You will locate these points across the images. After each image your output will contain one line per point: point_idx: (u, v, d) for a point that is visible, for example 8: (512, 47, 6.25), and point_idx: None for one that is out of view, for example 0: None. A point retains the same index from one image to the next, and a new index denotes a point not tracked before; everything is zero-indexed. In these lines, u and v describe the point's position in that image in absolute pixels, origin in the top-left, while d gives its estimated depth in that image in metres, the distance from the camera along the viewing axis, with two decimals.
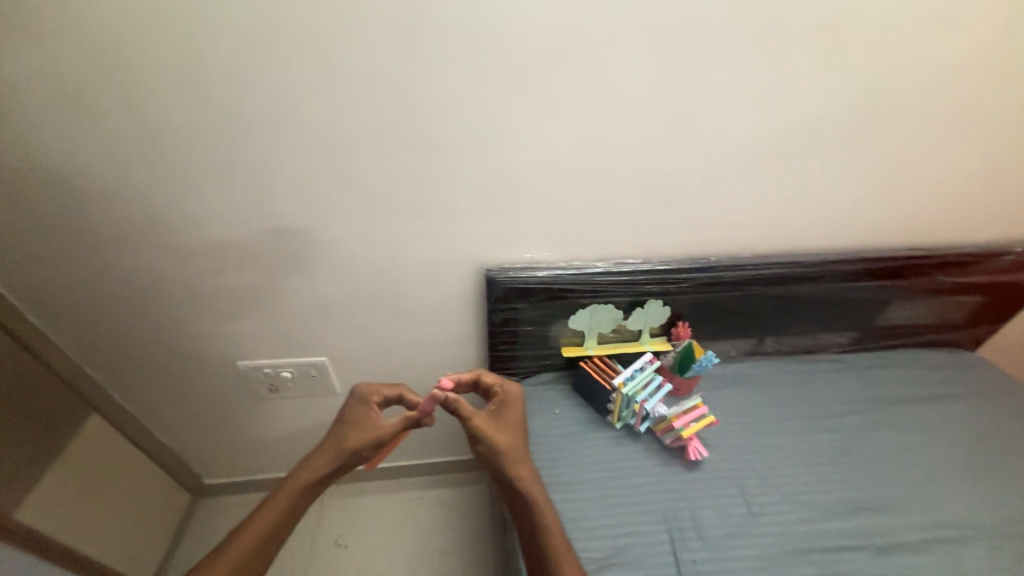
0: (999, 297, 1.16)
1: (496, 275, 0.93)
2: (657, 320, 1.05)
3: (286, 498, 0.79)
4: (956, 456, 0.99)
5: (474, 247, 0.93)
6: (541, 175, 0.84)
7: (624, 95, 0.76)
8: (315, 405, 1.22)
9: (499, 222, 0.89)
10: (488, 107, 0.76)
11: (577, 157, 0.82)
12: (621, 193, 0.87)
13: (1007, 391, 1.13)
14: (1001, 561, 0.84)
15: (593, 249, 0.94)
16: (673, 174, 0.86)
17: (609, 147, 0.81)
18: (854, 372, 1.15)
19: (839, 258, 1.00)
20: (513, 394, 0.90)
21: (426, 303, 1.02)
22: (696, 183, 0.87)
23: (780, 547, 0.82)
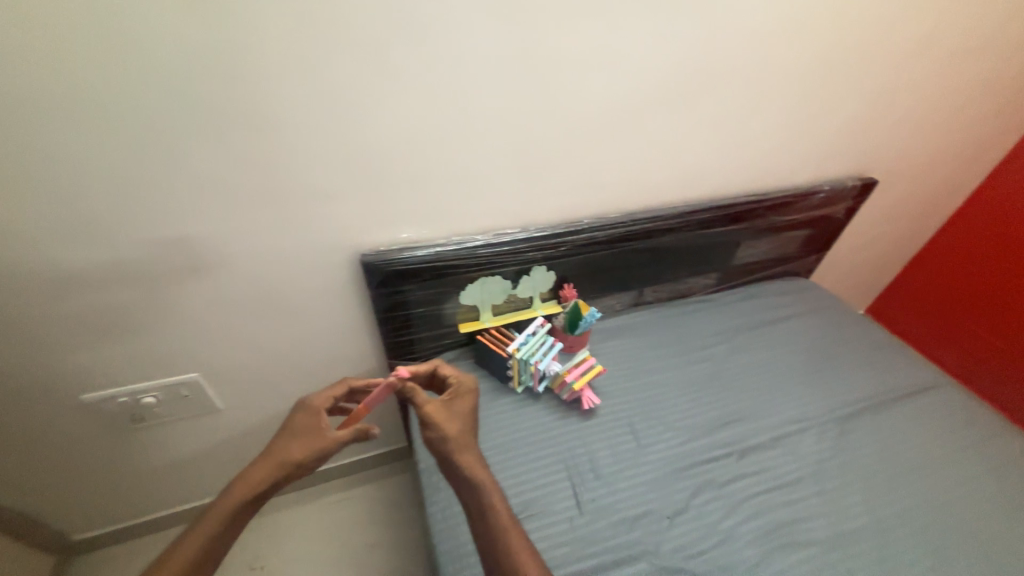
0: (819, 229, 1.39)
1: (373, 259, 0.90)
2: (545, 285, 1.09)
3: (220, 519, 0.68)
4: (796, 365, 1.18)
5: (345, 232, 0.88)
6: (403, 150, 0.81)
7: (474, 63, 0.75)
8: (198, 425, 1.10)
9: (367, 203, 0.85)
10: (330, 79, 0.71)
11: (438, 129, 0.80)
12: (489, 164, 0.88)
13: (830, 306, 1.37)
14: (828, 442, 1.00)
15: (470, 223, 0.95)
16: (536, 141, 0.88)
17: (468, 117, 0.81)
18: (718, 308, 1.31)
19: (693, 209, 1.12)
20: (467, 385, 0.92)
21: (304, 298, 0.95)
22: (559, 149, 0.90)
23: (664, 469, 0.93)
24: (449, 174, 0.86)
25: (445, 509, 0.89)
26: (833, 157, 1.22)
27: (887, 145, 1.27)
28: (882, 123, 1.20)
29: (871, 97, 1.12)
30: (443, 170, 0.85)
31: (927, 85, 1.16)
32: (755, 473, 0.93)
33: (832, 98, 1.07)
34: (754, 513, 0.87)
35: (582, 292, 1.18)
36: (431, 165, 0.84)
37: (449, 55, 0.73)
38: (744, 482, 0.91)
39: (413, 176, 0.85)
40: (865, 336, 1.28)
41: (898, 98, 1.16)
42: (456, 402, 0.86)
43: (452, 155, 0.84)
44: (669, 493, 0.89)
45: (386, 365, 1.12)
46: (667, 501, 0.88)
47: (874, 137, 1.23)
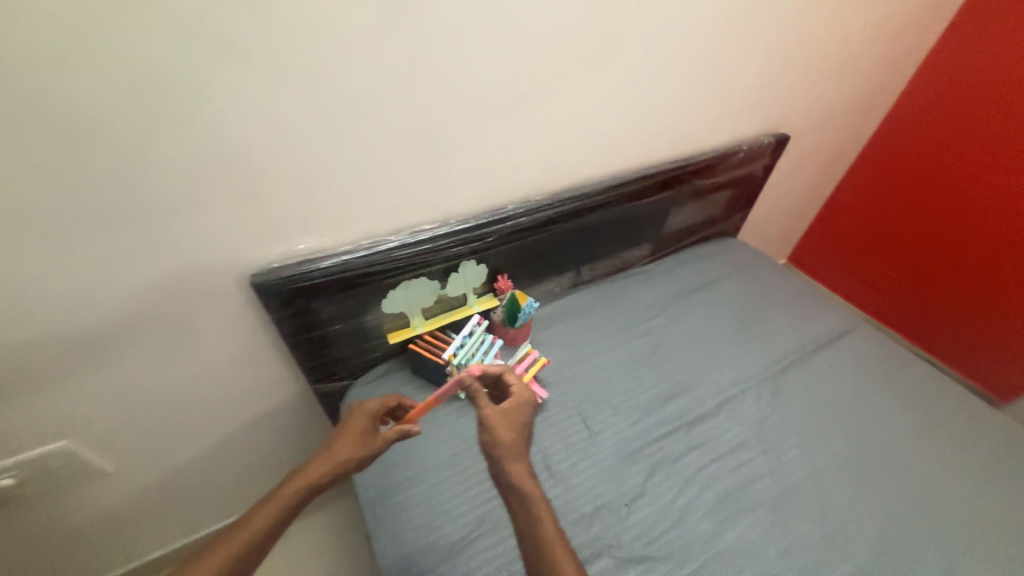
0: (741, 189, 1.41)
1: (268, 279, 0.76)
2: (477, 279, 1.01)
3: (281, 507, 0.68)
4: (732, 325, 1.20)
5: (224, 252, 0.73)
6: (279, 146, 0.67)
7: (348, 33, 0.62)
8: (87, 495, 0.92)
9: (247, 215, 0.71)
10: (153, 63, 0.54)
11: (318, 117, 0.67)
12: (389, 153, 0.76)
13: (756, 262, 1.42)
14: (768, 399, 1.03)
15: (380, 223, 0.84)
16: (440, 123, 0.77)
17: (354, 100, 0.68)
18: (655, 278, 1.31)
19: (620, 182, 1.08)
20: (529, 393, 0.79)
21: (190, 335, 0.80)
22: (468, 130, 0.81)
23: (617, 456, 0.91)
24: (341, 170, 0.74)
25: (392, 543, 0.80)
26: (747, 115, 1.22)
27: (795, 99, 1.29)
28: (789, 78, 1.21)
29: (779, 51, 1.11)
30: (334, 166, 0.73)
31: (826, 37, 1.18)
32: (705, 443, 0.94)
33: (741, 55, 1.05)
34: (706, 484, 0.87)
35: (518, 280, 1.11)
36: (318, 162, 0.71)
37: (314, 24, 0.60)
38: (696, 453, 0.92)
39: (297, 176, 0.71)
40: (789, 287, 1.34)
41: (801, 52, 1.16)
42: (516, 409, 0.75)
43: (342, 148, 0.72)
44: (625, 478, 0.88)
45: (311, 390, 1.00)
46: (623, 487, 0.87)
47: (782, 92, 1.24)
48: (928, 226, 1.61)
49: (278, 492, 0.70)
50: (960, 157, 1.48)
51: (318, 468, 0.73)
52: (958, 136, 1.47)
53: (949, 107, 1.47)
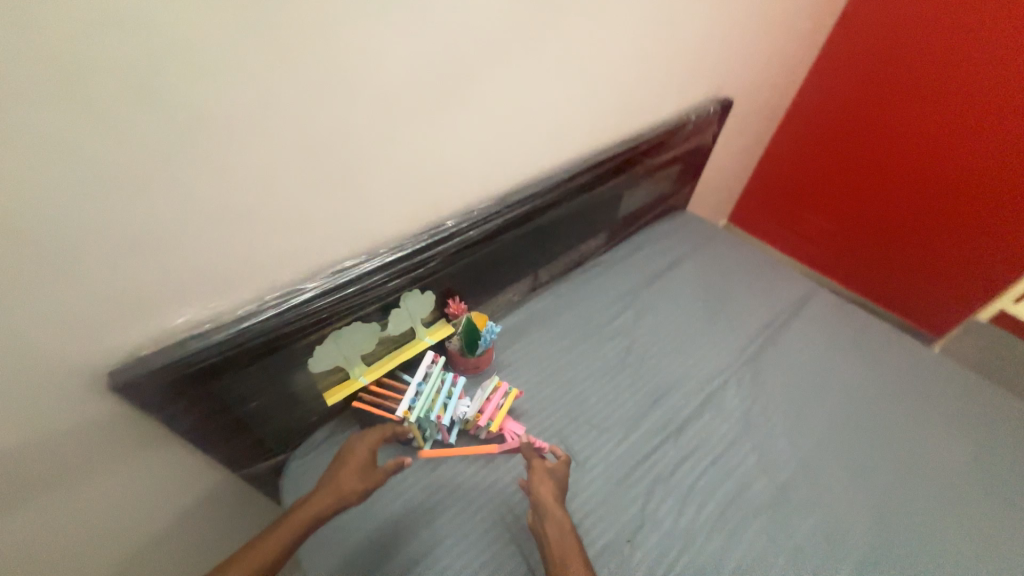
0: (690, 161, 1.34)
1: (133, 376, 0.55)
2: (424, 309, 0.85)
3: (272, 551, 0.60)
4: (700, 309, 1.15)
5: (55, 357, 0.50)
6: (104, 197, 0.45)
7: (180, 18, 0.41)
8: None
9: (77, 298, 0.49)
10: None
11: (159, 147, 0.46)
12: (281, 180, 0.56)
13: (711, 235, 1.37)
14: (748, 386, 0.99)
15: (288, 269, 0.65)
16: (347, 131, 0.58)
17: (214, 116, 0.47)
18: (615, 268, 1.22)
19: (570, 174, 0.95)
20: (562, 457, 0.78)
21: (30, 475, 0.55)
22: (385, 135, 0.62)
23: (610, 484, 0.82)
24: (216, 213, 0.54)
25: None
26: (691, 83, 1.13)
27: (735, 60, 1.22)
28: (730, 38, 1.12)
29: (721, 10, 1.02)
30: (203, 210, 0.52)
31: None
32: (696, 449, 0.88)
33: (686, 16, 0.94)
34: (707, 497, 0.82)
35: (471, 299, 0.97)
36: (177, 208, 0.50)
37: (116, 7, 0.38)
38: (690, 463, 0.86)
39: (148, 233, 0.50)
40: (746, 258, 1.31)
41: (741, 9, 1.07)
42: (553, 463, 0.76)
43: (209, 183, 0.51)
44: (622, 509, 0.79)
45: (233, 479, 0.79)
46: (623, 520, 0.79)
47: (724, 54, 1.16)
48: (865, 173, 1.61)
49: (272, 531, 0.62)
50: (887, 103, 1.48)
51: (310, 506, 0.65)
52: (888, 82, 1.47)
53: (876, 51, 1.45)
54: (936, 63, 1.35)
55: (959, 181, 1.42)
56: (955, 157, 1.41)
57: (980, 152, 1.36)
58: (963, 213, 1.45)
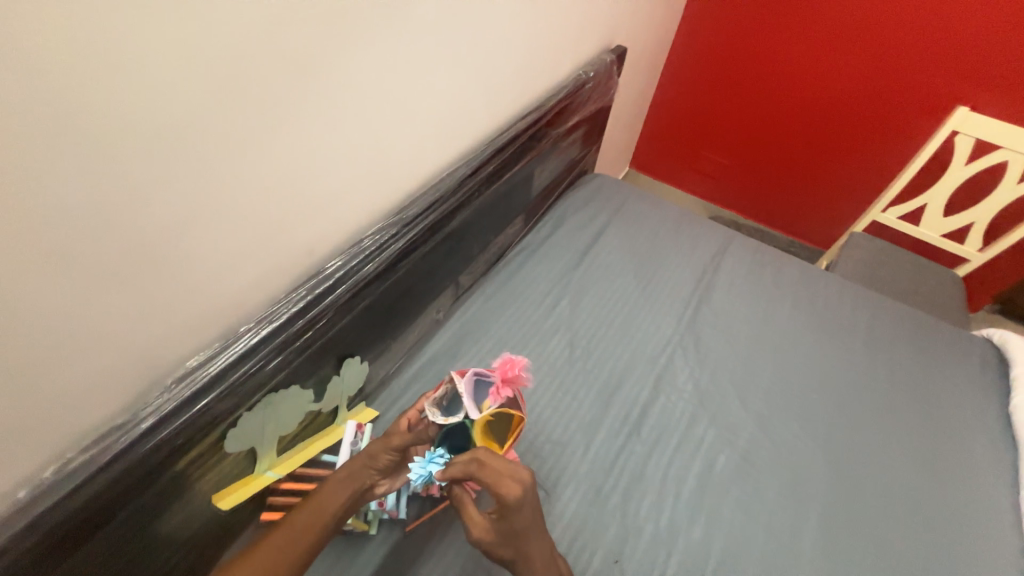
0: (595, 120, 1.24)
1: None
2: (356, 383, 0.74)
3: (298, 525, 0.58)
4: (634, 279, 1.10)
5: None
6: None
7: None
8: None
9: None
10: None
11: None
12: (23, 298, 0.36)
13: (627, 194, 1.32)
14: (692, 353, 0.98)
15: (98, 402, 0.45)
16: (130, 200, 0.39)
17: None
18: (541, 251, 1.11)
19: (473, 166, 0.79)
20: (514, 498, 0.57)
21: None
22: (197, 186, 0.44)
23: (585, 504, 0.76)
24: None
25: None
26: (583, 33, 1.00)
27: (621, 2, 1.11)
28: None
29: None
30: None
31: None
32: (659, 435, 0.85)
33: None
34: (679, 486, 0.79)
35: (387, 335, 0.80)
36: None
37: None
38: (657, 453, 0.83)
39: None
40: (665, 213, 1.28)
41: None
42: (504, 516, 0.58)
43: None
44: (602, 528, 0.74)
45: None
46: (604, 541, 0.73)
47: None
48: (752, 102, 1.64)
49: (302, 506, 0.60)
50: (763, 37, 1.51)
51: (331, 489, 0.62)
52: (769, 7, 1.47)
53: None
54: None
55: (828, 110, 1.53)
56: (822, 88, 1.51)
57: (844, 81, 1.47)
58: (830, 142, 1.58)
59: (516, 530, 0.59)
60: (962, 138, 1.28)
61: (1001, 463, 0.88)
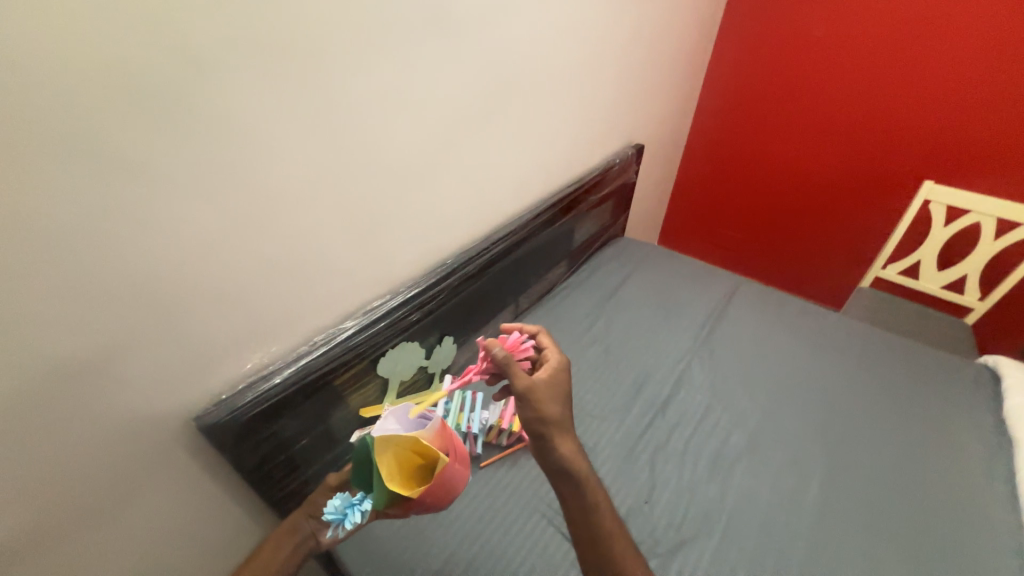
0: (621, 195, 1.64)
1: (214, 421, 0.63)
2: (449, 357, 1.03)
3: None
4: (656, 308, 1.38)
5: (153, 400, 0.60)
6: (199, 266, 0.59)
7: (275, 136, 0.61)
8: None
9: (170, 349, 0.60)
10: (22, 186, 0.43)
11: (236, 217, 0.61)
12: (327, 241, 0.73)
13: (650, 251, 1.65)
14: (705, 362, 1.20)
15: (330, 313, 0.78)
16: (370, 199, 0.77)
17: (280, 197, 0.65)
18: (581, 287, 1.43)
19: (534, 213, 1.17)
20: (562, 362, 0.74)
21: (133, 511, 0.62)
22: (397, 200, 0.82)
23: (619, 460, 0.96)
24: (279, 265, 0.68)
25: None
26: (609, 136, 1.45)
27: (636, 116, 1.57)
28: (629, 100, 1.48)
29: (618, 79, 1.36)
30: (268, 270, 0.67)
31: (645, 66, 1.47)
32: (678, 416, 1.06)
33: (594, 88, 1.27)
34: (694, 452, 0.98)
35: (471, 327, 1.11)
36: (261, 269, 0.66)
37: (229, 126, 0.56)
38: (675, 428, 1.03)
39: (243, 287, 0.65)
40: (682, 265, 1.58)
41: (632, 79, 1.44)
42: (558, 376, 0.72)
43: (274, 249, 0.67)
44: (632, 476, 0.93)
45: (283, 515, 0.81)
46: (634, 485, 0.92)
47: (628, 113, 1.51)
48: (756, 184, 2.00)
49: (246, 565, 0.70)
50: (761, 138, 1.90)
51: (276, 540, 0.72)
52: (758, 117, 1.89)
53: (742, 100, 1.88)
54: (781, 103, 1.81)
55: (828, 189, 1.84)
56: (819, 172, 1.83)
57: (835, 167, 1.79)
58: (831, 211, 1.87)
59: (561, 390, 0.70)
60: (935, 206, 1.54)
61: (989, 456, 1.01)
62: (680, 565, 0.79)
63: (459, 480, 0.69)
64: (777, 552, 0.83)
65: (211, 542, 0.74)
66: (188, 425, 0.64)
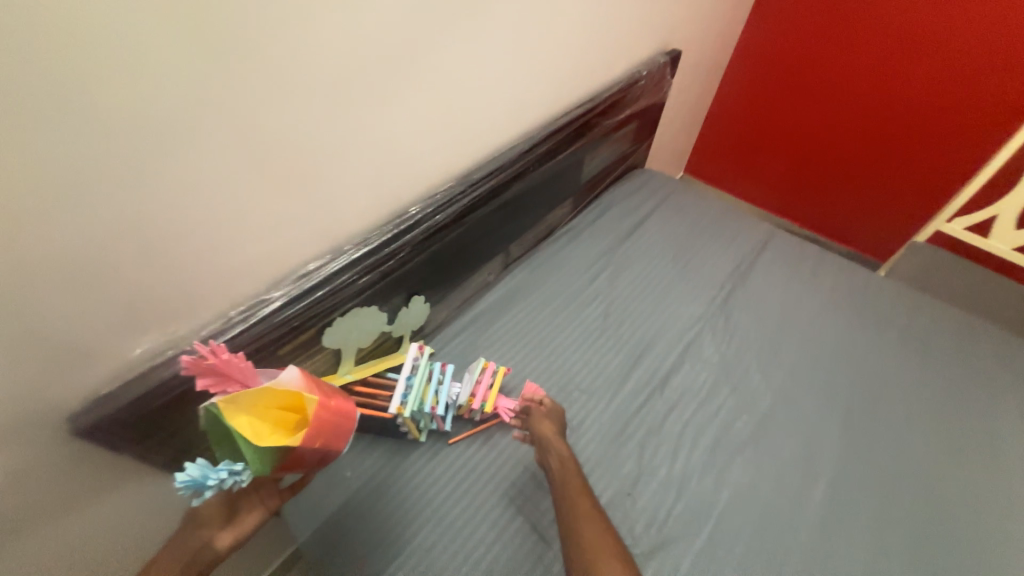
0: (645, 117, 1.35)
1: (89, 424, 0.50)
2: (419, 318, 0.87)
3: None
4: (671, 261, 1.18)
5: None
6: (23, 232, 0.41)
7: (106, 32, 0.39)
8: None
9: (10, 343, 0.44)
10: None
11: (68, 157, 0.41)
12: (233, 190, 0.54)
13: (673, 188, 1.40)
14: (721, 331, 1.05)
15: (251, 280, 0.62)
16: (293, 131, 0.56)
17: (139, 127, 0.44)
18: (585, 231, 1.22)
19: (531, 144, 0.93)
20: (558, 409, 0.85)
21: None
22: (325, 129, 0.59)
23: (606, 443, 0.86)
24: (165, 226, 0.50)
25: None
26: (640, 37, 1.13)
27: (679, 10, 1.21)
28: None
29: None
30: (144, 232, 0.49)
31: None
32: (680, 396, 0.93)
33: None
34: (694, 440, 0.87)
35: (446, 284, 0.95)
36: (134, 233, 0.48)
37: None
38: (676, 410, 0.91)
39: (110, 257, 0.47)
40: (710, 208, 1.35)
41: None
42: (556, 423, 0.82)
43: (144, 204, 0.47)
44: (620, 464, 0.83)
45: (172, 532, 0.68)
46: (621, 474, 0.82)
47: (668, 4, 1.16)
48: (816, 106, 1.60)
49: None
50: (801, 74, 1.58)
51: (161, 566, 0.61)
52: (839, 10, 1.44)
53: None
54: None
55: (877, 139, 1.54)
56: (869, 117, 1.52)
57: (892, 109, 1.47)
58: (906, 145, 1.50)
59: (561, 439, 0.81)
60: None
61: None
62: (658, 568, 0.72)
63: (341, 426, 0.63)
64: (769, 558, 0.75)
65: (143, 540, 0.65)
66: (67, 432, 0.50)
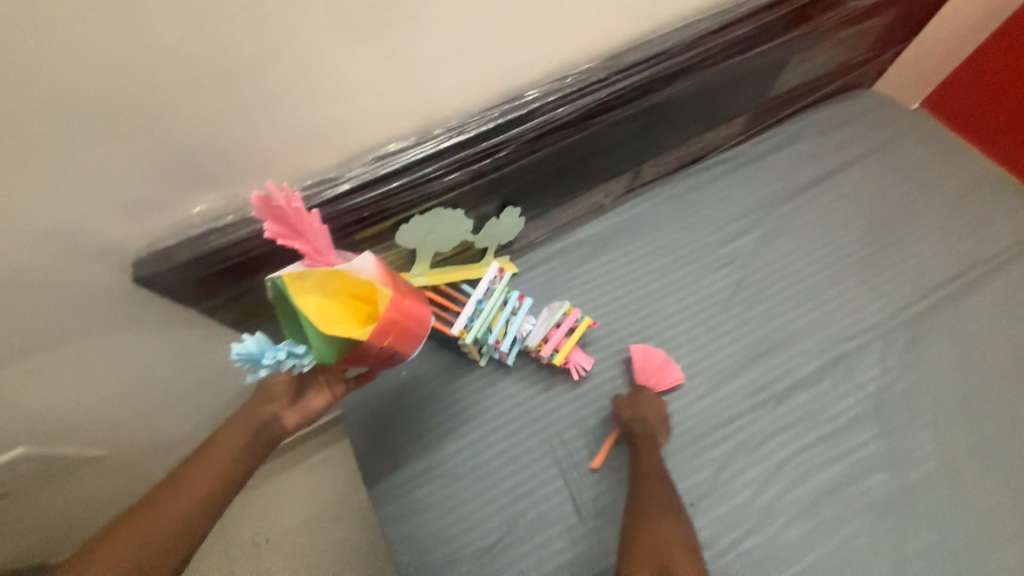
0: (912, 7, 0.87)
1: (151, 275, 0.49)
2: (507, 233, 0.72)
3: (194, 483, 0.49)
4: (857, 240, 0.85)
5: (66, 244, 0.44)
6: (36, 49, 0.34)
7: None
8: (73, 496, 0.73)
9: (56, 179, 0.40)
10: None
11: None
12: (299, 32, 0.41)
13: (905, 131, 0.96)
14: (895, 355, 0.77)
15: (323, 152, 0.52)
16: None
17: None
18: (748, 167, 0.91)
19: (721, 23, 0.64)
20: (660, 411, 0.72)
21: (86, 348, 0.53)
22: None
23: (684, 440, 0.72)
24: (216, 67, 0.40)
25: (409, 543, 0.68)
26: None
27: None
28: None
29: None
30: (189, 73, 0.39)
31: None
32: (799, 419, 0.73)
33: None
34: (796, 476, 0.69)
35: (550, 199, 0.78)
36: (182, 71, 0.39)
37: None
38: (786, 434, 0.72)
39: (159, 98, 0.40)
40: (951, 175, 0.92)
41: None
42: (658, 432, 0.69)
43: (183, 35, 0.37)
44: (692, 470, 0.70)
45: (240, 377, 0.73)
46: (690, 481, 0.69)
47: None
48: None
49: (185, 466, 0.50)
50: None
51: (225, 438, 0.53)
52: None
53: None
54: None
55: None
56: None
57: None
58: None
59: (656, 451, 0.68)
60: None
61: None
62: None
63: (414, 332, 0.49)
64: None
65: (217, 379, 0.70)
66: (132, 277, 0.49)
